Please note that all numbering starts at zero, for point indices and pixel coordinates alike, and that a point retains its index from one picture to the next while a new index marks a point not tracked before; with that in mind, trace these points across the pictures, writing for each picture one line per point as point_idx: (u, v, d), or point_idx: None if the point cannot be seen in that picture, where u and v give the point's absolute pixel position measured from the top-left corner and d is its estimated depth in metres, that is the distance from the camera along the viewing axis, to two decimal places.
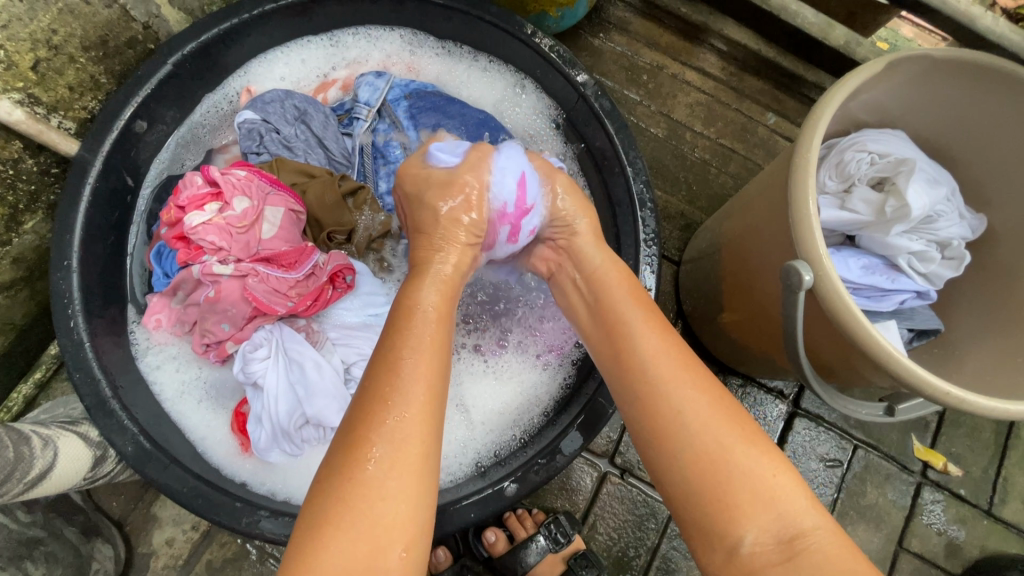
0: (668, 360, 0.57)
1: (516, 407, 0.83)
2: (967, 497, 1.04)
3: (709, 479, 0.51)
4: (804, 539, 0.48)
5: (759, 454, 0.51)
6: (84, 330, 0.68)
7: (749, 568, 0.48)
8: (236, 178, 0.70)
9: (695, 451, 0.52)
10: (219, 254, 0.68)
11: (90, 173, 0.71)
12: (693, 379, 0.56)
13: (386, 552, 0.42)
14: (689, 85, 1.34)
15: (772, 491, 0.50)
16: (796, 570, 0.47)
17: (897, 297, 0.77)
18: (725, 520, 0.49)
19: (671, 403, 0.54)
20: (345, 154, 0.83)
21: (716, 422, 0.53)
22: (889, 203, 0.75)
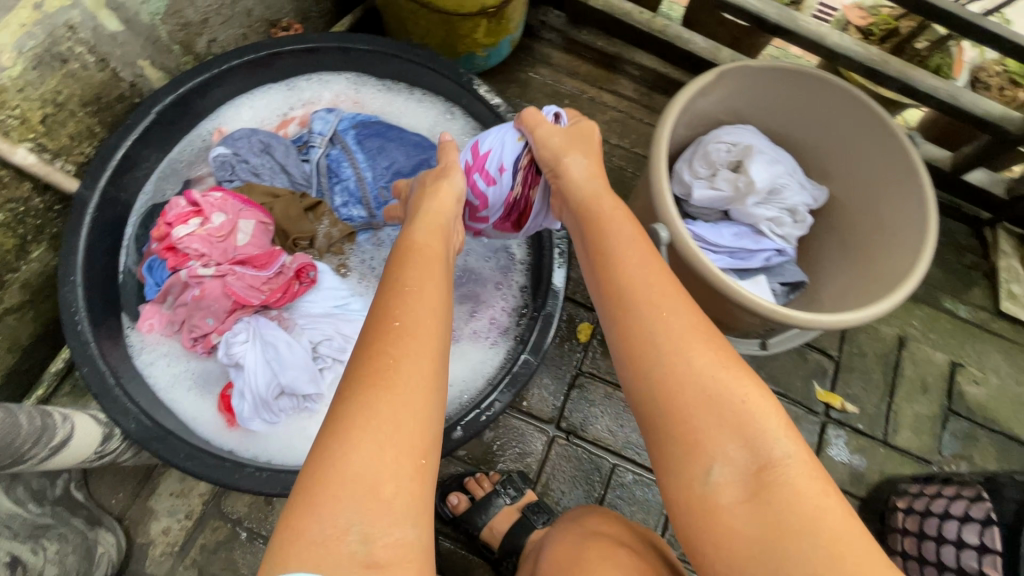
0: (647, 291, 0.62)
1: (465, 379, 0.97)
2: (864, 430, 1.21)
3: (680, 408, 0.55)
4: (776, 468, 0.51)
5: (727, 381, 0.55)
6: (89, 332, 0.82)
7: (711, 494, 0.53)
8: (214, 198, 0.86)
9: (666, 378, 0.56)
10: (202, 259, 0.83)
11: (90, 204, 0.86)
12: (672, 311, 0.60)
13: (401, 456, 0.49)
14: (606, 106, 1.56)
15: (744, 416, 0.53)
16: (762, 496, 0.50)
17: (762, 256, 0.96)
18: (697, 444, 0.54)
19: (646, 333, 0.59)
20: (305, 177, 0.99)
21: (689, 350, 0.57)
22: (742, 181, 0.94)
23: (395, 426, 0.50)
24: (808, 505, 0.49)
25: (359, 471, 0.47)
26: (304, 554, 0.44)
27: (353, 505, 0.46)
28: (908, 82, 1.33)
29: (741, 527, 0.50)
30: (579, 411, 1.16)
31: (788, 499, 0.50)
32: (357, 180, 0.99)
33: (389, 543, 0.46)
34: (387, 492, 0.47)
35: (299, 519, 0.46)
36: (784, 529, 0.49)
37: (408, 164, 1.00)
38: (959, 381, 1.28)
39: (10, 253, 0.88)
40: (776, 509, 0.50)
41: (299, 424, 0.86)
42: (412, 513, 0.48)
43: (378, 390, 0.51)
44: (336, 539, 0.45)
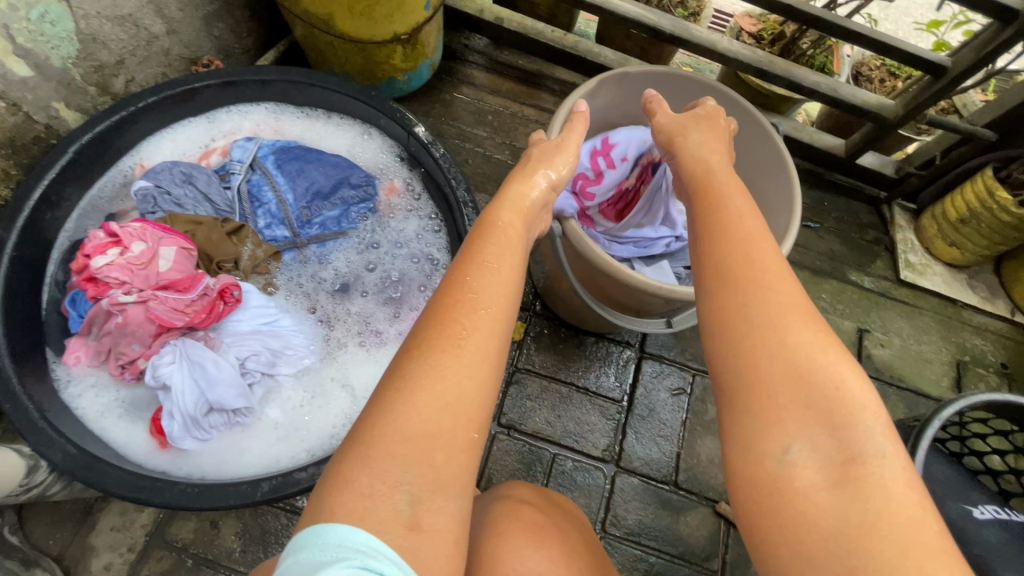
0: (761, 259, 0.60)
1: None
2: None
3: (766, 380, 0.53)
4: (863, 463, 0.48)
5: (830, 365, 0.52)
6: (11, 368, 0.83)
7: (782, 477, 0.49)
8: (133, 228, 0.89)
9: (756, 348, 0.54)
10: (124, 287, 0.86)
11: (7, 244, 0.87)
12: (778, 286, 0.58)
13: (458, 428, 0.55)
14: (528, 119, 1.65)
15: (841, 404, 0.50)
16: (843, 490, 0.47)
17: (661, 242, 1.06)
18: (773, 425, 0.51)
19: (743, 304, 0.57)
20: (228, 203, 1.03)
21: (790, 327, 0.54)
22: None
23: (451, 392, 0.55)
24: (901, 507, 0.45)
25: (421, 433, 0.53)
26: (352, 504, 0.49)
27: (410, 464, 0.51)
28: (793, 79, 1.47)
29: (818, 516, 0.47)
30: (518, 406, 1.21)
31: (878, 497, 0.46)
32: (279, 202, 1.04)
33: (431, 511, 0.50)
34: (438, 458, 0.53)
35: (354, 473, 0.50)
36: (865, 527, 0.45)
37: (328, 184, 1.06)
38: (867, 345, 1.40)
39: None
40: (858, 505, 0.46)
41: (232, 440, 0.89)
42: (454, 491, 0.53)
43: (446, 357, 0.57)
44: (385, 494, 0.50)
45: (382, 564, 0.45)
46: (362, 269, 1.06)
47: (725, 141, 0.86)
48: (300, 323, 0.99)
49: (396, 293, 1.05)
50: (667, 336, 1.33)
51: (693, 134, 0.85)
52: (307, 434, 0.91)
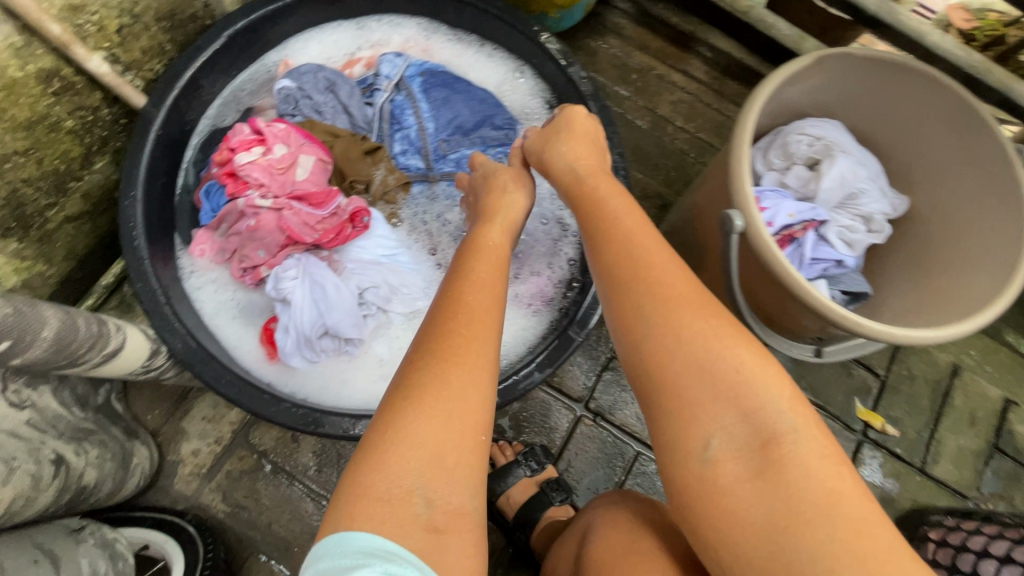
0: (639, 258, 0.61)
1: (507, 343, 0.94)
2: (902, 455, 1.17)
3: (673, 381, 0.55)
4: (779, 444, 0.52)
5: (726, 355, 0.55)
6: (145, 250, 0.82)
7: (713, 478, 0.53)
8: (278, 129, 0.85)
9: (657, 350, 0.56)
10: (261, 190, 0.83)
11: (155, 122, 0.85)
12: (668, 281, 0.59)
13: (471, 431, 0.52)
14: (675, 86, 1.46)
15: (741, 388, 0.54)
16: (767, 479, 0.51)
17: (818, 265, 0.90)
18: (691, 427, 0.54)
19: (639, 306, 0.59)
20: (366, 120, 0.97)
21: (681, 323, 0.56)
22: (812, 183, 0.89)
23: (454, 400, 0.52)
24: (822, 488, 0.50)
25: (433, 440, 0.51)
26: (372, 510, 0.47)
27: (422, 468, 0.50)
28: (1010, 96, 1.22)
29: (743, 505, 0.51)
30: (610, 394, 1.14)
31: (792, 478, 0.50)
32: (419, 129, 0.97)
33: (449, 507, 0.49)
34: (449, 459, 0.51)
35: (367, 478, 0.49)
36: (790, 516, 0.49)
37: (472, 119, 0.98)
38: (1011, 420, 1.22)
39: (76, 160, 0.89)
40: (778, 491, 0.50)
41: (337, 367, 0.87)
42: (469, 486, 0.51)
43: (449, 366, 0.54)
44: (403, 499, 0.48)
45: (403, 569, 0.44)
46: None
47: (597, 145, 0.81)
48: (419, 263, 0.94)
49: (519, 253, 0.99)
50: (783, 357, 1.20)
51: (561, 142, 0.80)
52: None
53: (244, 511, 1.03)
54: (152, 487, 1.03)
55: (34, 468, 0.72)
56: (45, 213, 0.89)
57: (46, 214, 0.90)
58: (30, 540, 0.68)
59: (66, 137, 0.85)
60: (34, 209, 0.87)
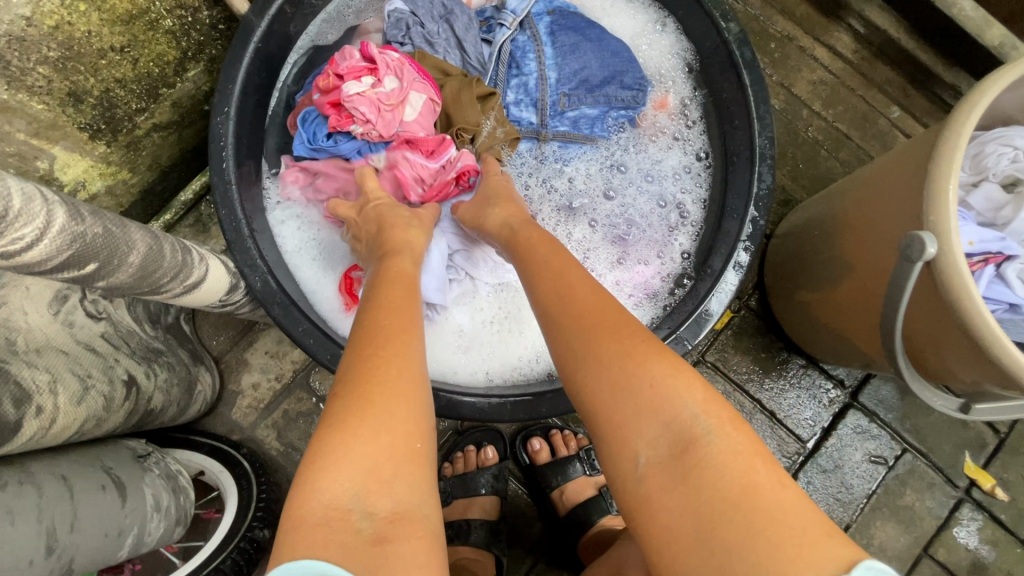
0: (563, 286, 0.59)
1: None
2: (1006, 522, 1.03)
3: (601, 409, 0.51)
4: (696, 449, 0.46)
5: (640, 372, 0.50)
6: (233, 174, 0.76)
7: (643, 496, 0.47)
8: (391, 59, 0.77)
9: (588, 382, 0.52)
10: (366, 126, 0.77)
11: (255, 33, 0.76)
12: (590, 303, 0.56)
13: (403, 445, 0.48)
14: (816, 62, 1.25)
15: (658, 399, 0.49)
16: (692, 485, 0.45)
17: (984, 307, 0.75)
18: (620, 448, 0.49)
19: (563, 335, 0.55)
20: (480, 60, 0.86)
21: (600, 345, 0.53)
22: (1006, 208, 0.74)
23: (382, 415, 0.48)
24: (739, 482, 0.44)
25: (364, 461, 0.46)
26: (311, 537, 0.43)
27: (355, 487, 0.45)
28: None
29: (672, 516, 0.45)
30: None
31: (714, 480, 0.44)
32: (539, 78, 0.86)
33: (393, 513, 0.45)
34: (387, 473, 0.47)
35: (299, 505, 0.44)
36: (718, 517, 0.43)
37: (599, 74, 0.85)
38: None
39: (169, 65, 0.82)
40: (701, 495, 0.44)
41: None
42: (413, 492, 0.47)
43: (374, 388, 0.50)
44: (342, 521, 0.44)
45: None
46: (599, 193, 0.88)
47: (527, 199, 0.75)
48: None
49: (629, 235, 0.88)
50: (891, 393, 1.07)
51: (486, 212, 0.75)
52: (491, 356, 0.83)
53: (297, 453, 1.01)
54: (212, 412, 1.02)
55: (106, 389, 0.69)
56: (134, 119, 0.84)
57: (135, 120, 0.84)
58: (99, 463, 0.66)
59: (162, 38, 0.78)
60: (123, 113, 0.82)
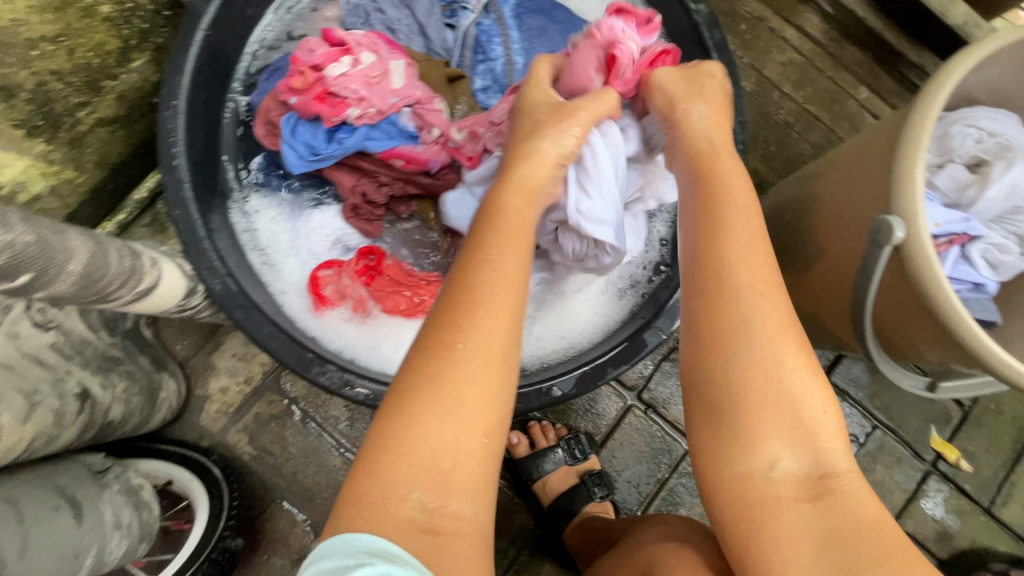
0: (751, 269, 0.53)
1: (584, 334, 0.83)
2: (970, 492, 1.07)
3: (753, 409, 0.50)
4: (835, 480, 0.49)
5: (802, 392, 0.50)
6: (185, 171, 0.72)
7: (771, 498, 0.49)
8: (359, 37, 0.76)
9: (750, 367, 0.50)
10: (362, 103, 0.75)
11: (204, 19, 0.72)
12: (772, 295, 0.52)
13: (470, 437, 0.47)
14: (785, 43, 1.24)
15: (815, 425, 0.50)
16: (824, 507, 0.48)
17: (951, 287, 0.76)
18: (757, 448, 0.50)
19: (743, 316, 0.51)
20: (445, 46, 0.83)
21: (783, 350, 0.51)
22: (971, 187, 0.75)
23: (456, 403, 0.47)
24: (871, 519, 0.48)
25: (426, 447, 0.46)
26: (365, 514, 0.44)
27: (415, 478, 0.46)
28: None
29: (791, 526, 0.48)
30: (665, 386, 1.05)
31: (847, 511, 0.48)
32: (507, 63, 0.82)
33: (449, 513, 0.46)
34: (447, 464, 0.47)
35: (361, 483, 0.45)
36: (845, 539, 0.47)
37: None
38: None
39: (111, 56, 0.77)
40: (835, 515, 0.48)
41: (388, 330, 0.80)
42: (468, 488, 0.47)
43: (449, 377, 0.48)
44: (397, 504, 0.45)
45: (403, 570, 0.39)
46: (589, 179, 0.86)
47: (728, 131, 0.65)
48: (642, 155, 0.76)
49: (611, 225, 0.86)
50: (861, 372, 1.09)
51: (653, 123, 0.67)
52: None
53: (270, 456, 0.99)
54: (179, 419, 0.98)
55: (57, 404, 0.65)
56: (75, 114, 0.78)
57: (77, 115, 0.79)
58: (52, 483, 0.62)
59: (101, 26, 0.73)
60: (64, 108, 0.76)
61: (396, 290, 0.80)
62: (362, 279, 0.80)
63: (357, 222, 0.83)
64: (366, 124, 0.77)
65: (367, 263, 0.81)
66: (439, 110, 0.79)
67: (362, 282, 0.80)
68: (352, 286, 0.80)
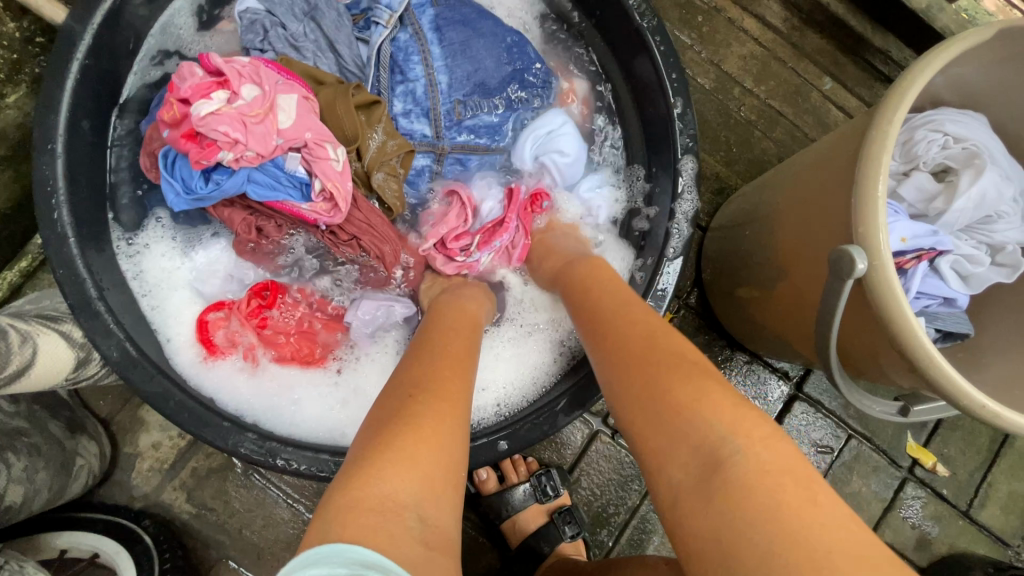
0: (602, 319, 0.59)
1: (506, 384, 0.76)
2: (948, 497, 1.05)
3: (642, 425, 0.48)
4: (722, 468, 0.42)
5: (692, 396, 0.47)
6: (69, 224, 0.63)
7: (676, 508, 0.44)
8: (241, 66, 0.67)
9: (632, 388, 0.50)
10: (236, 147, 0.65)
11: (79, 47, 0.63)
12: (631, 325, 0.56)
13: (458, 458, 0.46)
14: (745, 34, 1.17)
15: (692, 420, 0.45)
16: (710, 491, 0.42)
17: (919, 302, 0.71)
18: (653, 457, 0.47)
19: (615, 349, 0.55)
20: (358, 63, 0.78)
21: (654, 366, 0.50)
22: (937, 199, 0.70)
23: (446, 425, 0.47)
24: (777, 502, 0.39)
25: (426, 458, 0.44)
26: (361, 520, 0.38)
27: (416, 491, 0.42)
28: None
29: (693, 532, 0.42)
30: None
31: (746, 501, 0.40)
32: (427, 84, 0.77)
33: (440, 529, 0.41)
34: (441, 482, 0.44)
35: (359, 487, 0.41)
36: (739, 527, 0.39)
37: (496, 76, 0.79)
38: None
39: None
40: (719, 492, 0.42)
41: (286, 383, 0.74)
42: (455, 513, 0.44)
43: (438, 399, 0.48)
44: (398, 514, 0.40)
45: None
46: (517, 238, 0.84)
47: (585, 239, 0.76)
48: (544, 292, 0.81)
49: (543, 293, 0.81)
50: None
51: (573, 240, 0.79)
52: None
53: (212, 513, 0.91)
54: (107, 481, 0.90)
55: None
56: None
57: None
58: None
59: None
60: None
61: (306, 332, 0.76)
62: (253, 323, 0.73)
63: (252, 256, 0.77)
64: (246, 167, 0.68)
65: (259, 303, 0.74)
66: (331, 158, 0.70)
67: (252, 326, 0.73)
68: (242, 331, 0.73)
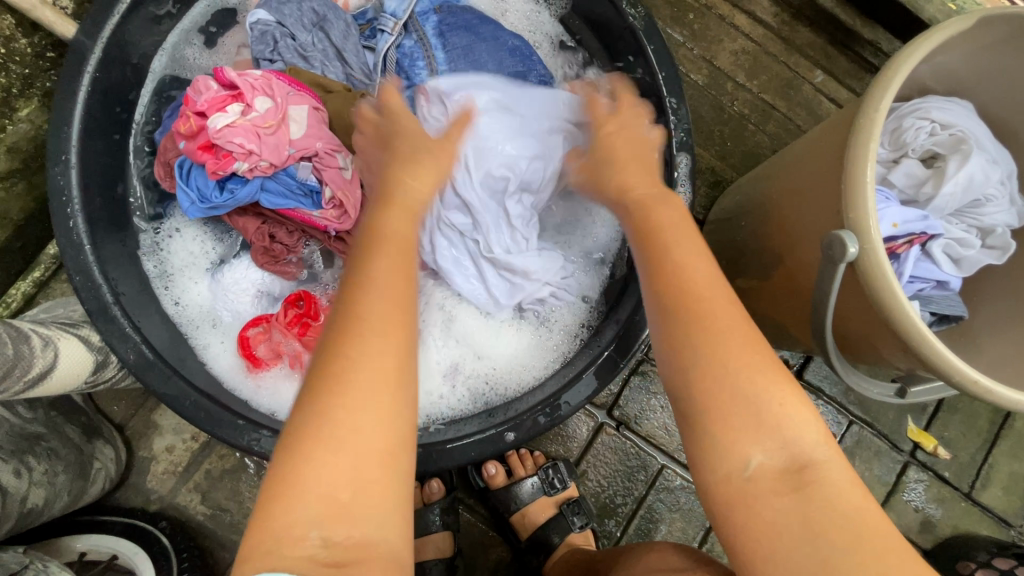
0: (688, 287, 0.50)
1: (501, 360, 0.80)
2: (950, 479, 1.06)
3: (709, 407, 0.47)
4: (814, 470, 0.45)
5: (768, 387, 0.47)
6: (84, 232, 0.65)
7: (749, 494, 0.45)
8: (254, 79, 0.69)
9: (705, 365, 0.48)
10: (250, 158, 0.68)
11: (89, 60, 0.65)
12: (708, 294, 0.50)
13: (366, 461, 0.43)
14: (736, 30, 1.19)
15: (779, 417, 0.46)
16: (803, 498, 0.44)
17: (913, 286, 0.73)
18: (729, 445, 0.46)
19: (692, 319, 0.49)
20: (365, 71, 0.81)
21: (734, 351, 0.47)
22: (926, 184, 0.71)
23: (344, 431, 0.43)
24: (848, 504, 0.44)
25: (319, 479, 0.42)
26: (262, 555, 0.40)
27: (312, 513, 0.41)
28: None
29: (773, 522, 0.44)
30: (636, 401, 1.02)
31: (829, 501, 0.44)
32: None
33: (352, 541, 0.41)
34: (347, 496, 0.42)
35: (258, 523, 0.41)
36: (825, 526, 0.43)
37: (500, 77, 0.81)
38: None
39: None
40: (818, 505, 0.44)
41: None
42: (375, 517, 0.43)
43: (333, 387, 0.44)
44: (297, 539, 0.40)
45: None
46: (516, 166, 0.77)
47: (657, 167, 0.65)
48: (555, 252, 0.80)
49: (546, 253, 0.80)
50: None
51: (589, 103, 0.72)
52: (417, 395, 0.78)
53: (226, 514, 0.93)
54: (122, 484, 0.92)
55: None
56: None
57: None
58: None
59: None
60: None
61: None
62: (294, 332, 0.74)
63: (274, 267, 0.77)
64: (260, 177, 0.70)
65: (297, 312, 0.74)
66: (341, 167, 0.73)
67: (294, 336, 0.74)
68: (285, 341, 0.74)
